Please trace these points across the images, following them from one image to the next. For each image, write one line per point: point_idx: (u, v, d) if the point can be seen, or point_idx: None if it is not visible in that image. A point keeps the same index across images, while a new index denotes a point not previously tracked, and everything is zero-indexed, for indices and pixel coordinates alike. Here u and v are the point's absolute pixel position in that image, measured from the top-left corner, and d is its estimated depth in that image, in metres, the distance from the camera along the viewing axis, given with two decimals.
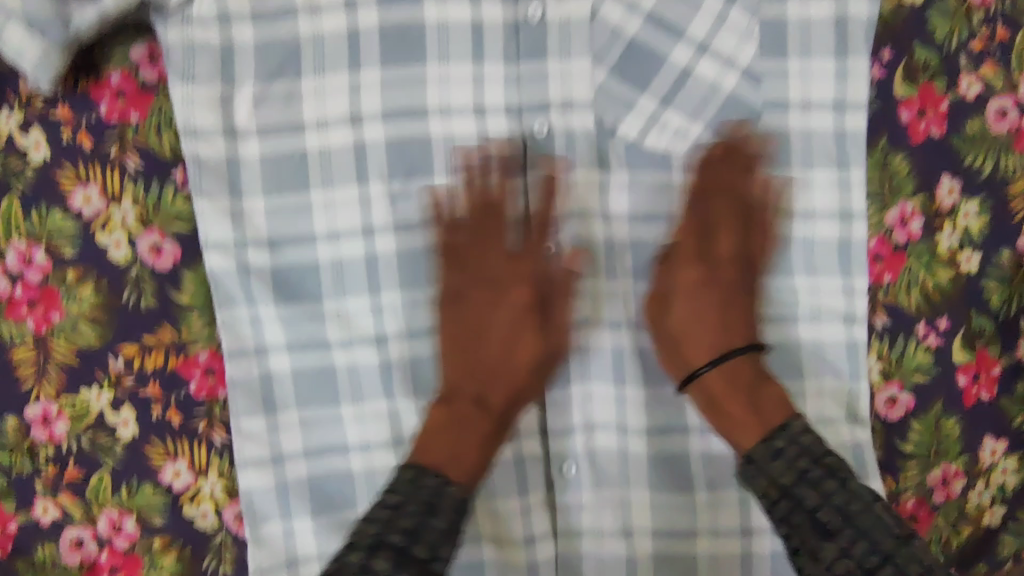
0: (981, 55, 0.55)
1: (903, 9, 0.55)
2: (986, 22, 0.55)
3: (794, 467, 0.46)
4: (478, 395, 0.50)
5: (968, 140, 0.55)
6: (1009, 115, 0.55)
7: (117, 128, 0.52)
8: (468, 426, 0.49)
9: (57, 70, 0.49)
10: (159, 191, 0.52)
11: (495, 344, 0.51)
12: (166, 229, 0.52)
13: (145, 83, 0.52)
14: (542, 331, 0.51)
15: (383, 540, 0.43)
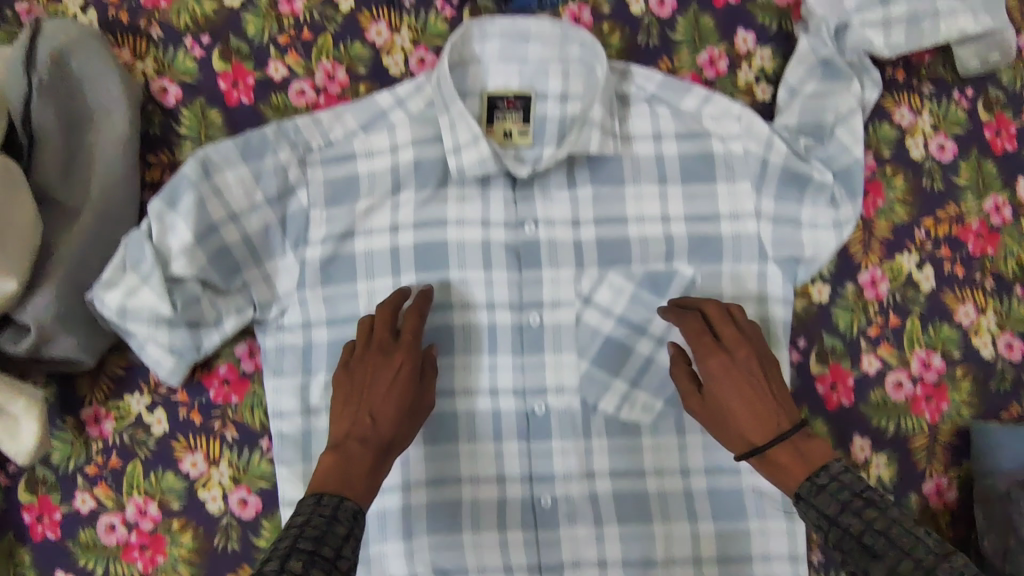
0: (935, 144, 0.79)
1: (897, 176, 0.78)
2: (931, 225, 0.78)
3: (841, 499, 0.58)
4: (359, 444, 0.61)
5: (757, 6, 0.79)
6: (964, 209, 0.78)
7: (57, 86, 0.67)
8: (357, 461, 0.60)
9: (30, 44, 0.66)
10: (61, 74, 0.67)
11: (386, 419, 0.62)
12: (82, 70, 0.68)
13: (166, 106, 0.75)
14: (403, 439, 0.64)
15: (296, 550, 0.52)
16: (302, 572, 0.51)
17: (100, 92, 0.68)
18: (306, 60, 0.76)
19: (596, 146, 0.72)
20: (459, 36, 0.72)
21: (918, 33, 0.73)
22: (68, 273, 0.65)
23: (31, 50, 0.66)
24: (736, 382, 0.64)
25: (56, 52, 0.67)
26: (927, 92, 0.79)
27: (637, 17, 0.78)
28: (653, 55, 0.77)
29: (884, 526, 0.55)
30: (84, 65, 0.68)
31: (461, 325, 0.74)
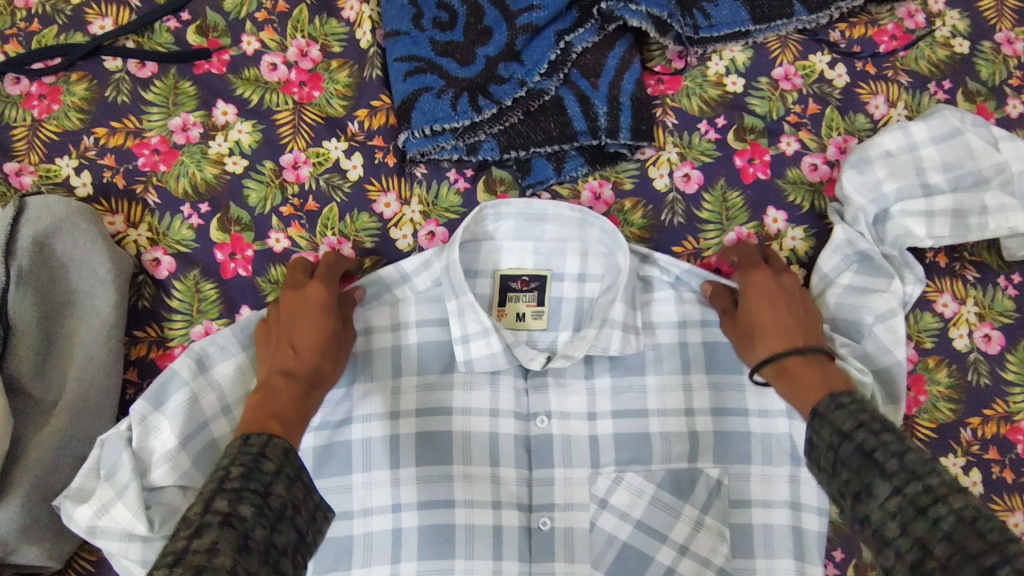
0: (983, 332, 0.72)
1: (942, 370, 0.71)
2: (986, 425, 0.70)
3: (855, 415, 0.52)
4: (282, 377, 0.59)
5: (788, 181, 0.74)
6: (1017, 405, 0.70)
7: (47, 277, 0.63)
8: (283, 393, 0.58)
9: (18, 227, 0.62)
10: (57, 254, 0.63)
11: (309, 348, 0.61)
12: (74, 251, 0.64)
13: (159, 279, 0.70)
14: (319, 386, 0.61)
15: (226, 494, 0.45)
16: (230, 510, 0.44)
17: (91, 275, 0.64)
18: (310, 233, 0.72)
19: (617, 348, 0.66)
20: (473, 218, 0.67)
21: (963, 228, 0.69)
22: (37, 481, 0.59)
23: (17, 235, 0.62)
24: (772, 333, 0.62)
25: (44, 237, 0.63)
26: (975, 276, 0.73)
27: (661, 192, 0.73)
28: (676, 233, 0.73)
29: (902, 449, 0.48)
30: (74, 249, 0.64)
31: (464, 522, 0.65)
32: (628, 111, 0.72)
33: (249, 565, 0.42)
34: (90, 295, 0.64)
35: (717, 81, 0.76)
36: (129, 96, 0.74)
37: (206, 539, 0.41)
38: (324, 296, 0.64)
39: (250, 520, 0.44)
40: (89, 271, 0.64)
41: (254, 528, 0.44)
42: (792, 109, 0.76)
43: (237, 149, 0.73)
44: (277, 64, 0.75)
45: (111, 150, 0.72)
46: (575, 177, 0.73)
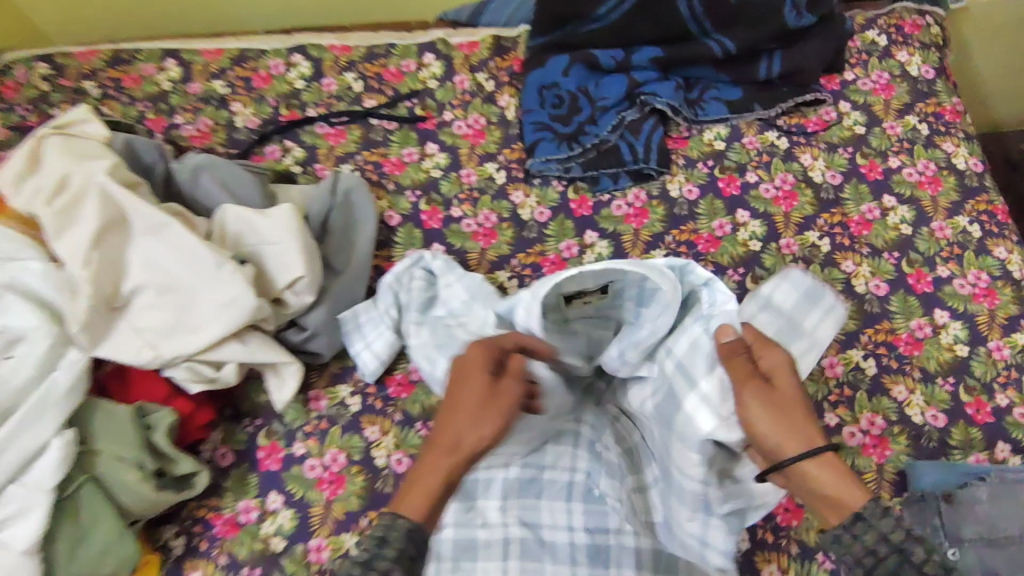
0: (873, 282, 1.19)
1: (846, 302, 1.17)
2: (876, 335, 1.15)
3: (880, 514, 0.75)
4: (447, 460, 0.87)
5: (752, 196, 1.27)
6: (896, 324, 1.16)
7: (345, 210, 1.19)
8: (436, 473, 0.86)
9: (334, 185, 1.20)
10: (348, 199, 1.20)
11: (467, 420, 0.89)
12: (358, 199, 1.20)
13: (390, 224, 1.27)
14: (467, 442, 0.88)
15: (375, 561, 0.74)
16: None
17: (363, 212, 1.20)
18: (474, 208, 1.28)
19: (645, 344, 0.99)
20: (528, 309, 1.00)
21: (813, 302, 1.06)
22: (332, 305, 1.12)
23: (334, 188, 1.20)
24: (787, 423, 0.86)
25: (345, 190, 1.20)
26: (867, 252, 1.22)
27: (675, 198, 1.27)
28: (684, 219, 1.25)
29: (902, 540, 0.72)
30: (357, 197, 1.20)
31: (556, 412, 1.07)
32: (656, 152, 1.28)
33: None
34: (361, 220, 1.19)
35: (710, 142, 1.32)
36: (381, 136, 1.35)
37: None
38: (515, 377, 0.93)
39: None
40: (362, 209, 1.20)
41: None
42: (754, 159, 1.30)
43: (437, 165, 1.32)
44: (462, 125, 1.35)
45: (370, 162, 1.32)
46: (624, 187, 1.28)
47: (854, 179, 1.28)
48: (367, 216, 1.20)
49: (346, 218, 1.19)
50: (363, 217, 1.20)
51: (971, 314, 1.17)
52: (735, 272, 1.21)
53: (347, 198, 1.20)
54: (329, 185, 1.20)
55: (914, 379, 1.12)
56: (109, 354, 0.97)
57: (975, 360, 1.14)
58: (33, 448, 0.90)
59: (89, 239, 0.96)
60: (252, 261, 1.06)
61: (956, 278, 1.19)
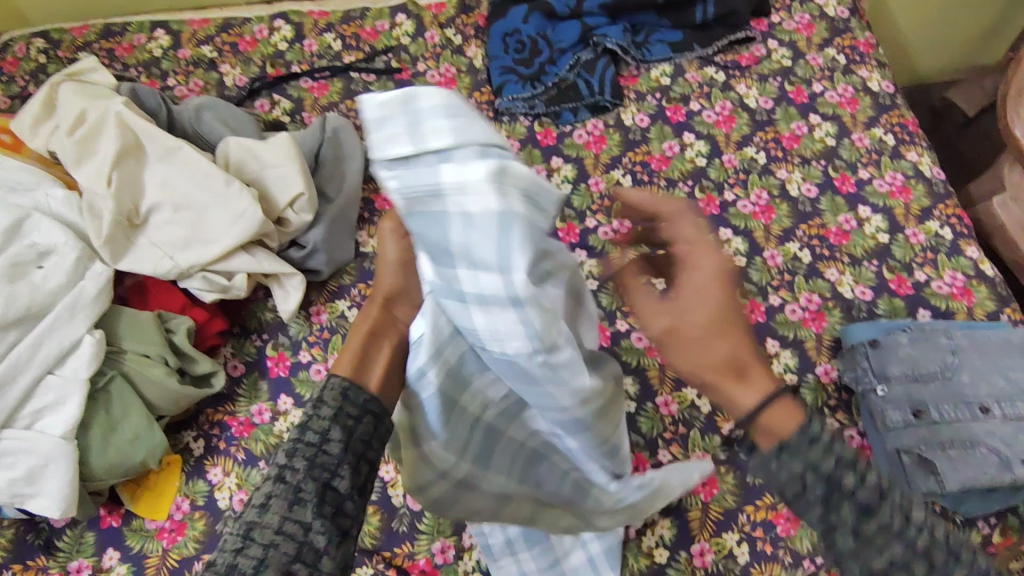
0: (805, 185, 1.36)
1: (782, 203, 1.34)
2: (809, 228, 1.31)
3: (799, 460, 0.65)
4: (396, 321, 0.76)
5: (696, 122, 1.43)
6: (826, 218, 1.32)
7: (334, 146, 1.32)
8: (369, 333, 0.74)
9: (321, 124, 1.33)
10: (335, 136, 1.33)
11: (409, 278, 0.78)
12: (345, 137, 1.33)
13: (374, 160, 1.39)
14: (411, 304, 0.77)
15: (296, 465, 0.58)
16: (287, 465, 0.59)
17: (349, 146, 1.33)
18: None
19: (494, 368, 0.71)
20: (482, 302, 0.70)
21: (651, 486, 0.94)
22: (329, 225, 1.23)
23: (321, 126, 1.32)
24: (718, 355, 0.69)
25: (332, 129, 1.33)
26: (798, 161, 1.38)
27: (628, 125, 1.43)
28: (638, 143, 1.41)
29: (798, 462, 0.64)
30: (343, 134, 1.33)
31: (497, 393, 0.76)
32: (610, 86, 1.44)
33: (299, 513, 0.55)
34: (349, 155, 1.32)
35: (657, 78, 1.48)
36: (361, 86, 1.48)
37: (262, 494, 0.57)
38: None
39: (310, 511, 0.56)
40: (348, 145, 1.33)
41: (305, 480, 0.58)
42: (696, 91, 1.47)
43: None
44: (434, 74, 1.49)
45: (353, 109, 1.45)
46: (583, 119, 1.43)
47: (784, 103, 1.45)
48: (353, 150, 1.33)
49: (335, 152, 1.32)
50: (350, 152, 1.33)
51: (890, 208, 1.33)
52: (685, 185, 1.36)
53: (335, 135, 1.33)
54: (316, 125, 1.32)
55: (844, 262, 1.27)
56: (131, 267, 1.07)
57: (896, 246, 1.29)
58: (69, 343, 1.00)
59: (109, 161, 1.09)
60: (255, 186, 1.18)
61: (875, 179, 1.36)
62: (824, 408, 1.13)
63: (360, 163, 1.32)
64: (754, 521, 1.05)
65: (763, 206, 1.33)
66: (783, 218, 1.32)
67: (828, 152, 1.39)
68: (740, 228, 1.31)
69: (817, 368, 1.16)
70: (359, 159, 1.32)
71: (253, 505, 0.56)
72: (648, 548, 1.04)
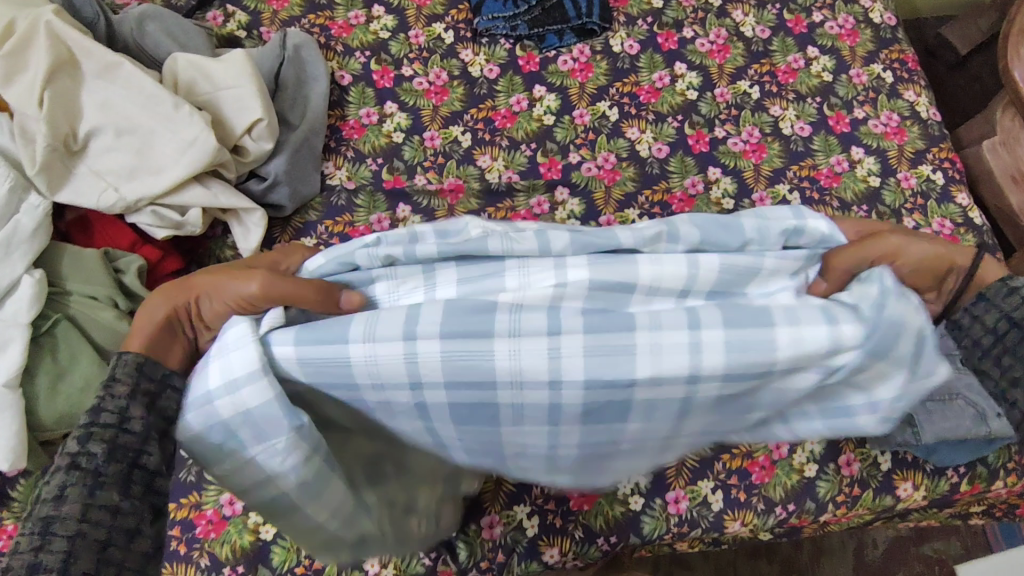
0: (798, 122, 1.29)
1: (775, 142, 1.27)
2: (801, 168, 1.25)
3: None
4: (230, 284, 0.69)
5: (688, 51, 1.34)
6: (817, 158, 1.26)
7: (297, 66, 1.20)
8: (206, 306, 0.70)
9: (282, 38, 1.20)
10: (298, 55, 1.21)
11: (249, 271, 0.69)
12: (309, 57, 1.22)
13: (341, 83, 1.28)
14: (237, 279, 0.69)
15: (119, 438, 0.59)
16: (82, 450, 0.57)
17: (314, 67, 1.21)
18: (424, 67, 1.30)
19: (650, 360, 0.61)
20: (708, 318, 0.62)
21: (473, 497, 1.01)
22: (291, 156, 1.13)
23: (283, 42, 1.20)
24: (928, 268, 0.76)
25: (295, 46, 1.21)
26: (793, 96, 1.31)
27: (616, 53, 1.33)
28: (626, 71, 1.32)
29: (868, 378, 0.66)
30: (306, 51, 1.21)
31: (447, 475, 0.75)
32: (598, 7, 1.33)
33: (100, 508, 0.55)
34: (313, 77, 1.21)
35: (648, 1, 1.38)
36: (327, 0, 1.35)
37: (55, 486, 0.55)
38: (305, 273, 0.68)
39: (117, 493, 0.57)
40: (311, 65, 1.21)
41: (104, 466, 0.57)
42: (690, 16, 1.37)
43: (385, 26, 1.33)
44: None
45: (317, 25, 1.32)
46: (569, 44, 1.33)
47: (782, 33, 1.37)
48: (319, 71, 1.21)
49: (299, 73, 1.20)
50: (314, 73, 1.21)
51: (883, 149, 1.27)
52: (675, 119, 1.29)
53: (297, 53, 1.21)
54: (278, 41, 1.20)
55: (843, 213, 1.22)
56: (71, 198, 0.97)
57: (886, 190, 1.24)
58: (5, 285, 0.91)
59: (41, 78, 0.95)
60: (209, 110, 1.06)
61: (871, 118, 1.30)
62: None
63: (324, 86, 1.21)
64: (730, 469, 1.04)
65: (754, 144, 1.27)
66: (774, 156, 1.26)
67: (823, 88, 1.32)
68: (728, 167, 1.25)
69: None
70: (325, 82, 1.21)
71: (47, 496, 0.55)
72: (622, 495, 1.03)
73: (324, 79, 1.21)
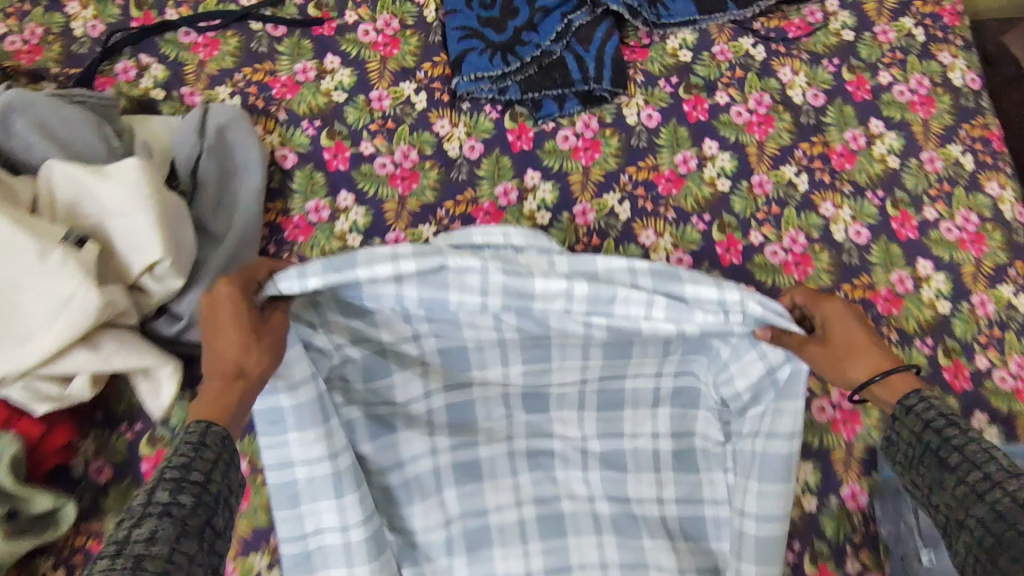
0: (854, 223, 1.04)
1: (824, 251, 1.03)
2: (854, 287, 1.01)
3: None
4: (218, 362, 0.71)
5: (721, 123, 1.07)
6: (874, 273, 1.02)
7: (220, 152, 0.94)
8: (223, 395, 0.69)
9: (201, 115, 0.93)
10: (222, 137, 0.94)
11: (226, 348, 0.71)
12: (237, 139, 0.95)
13: (284, 167, 1.02)
14: (248, 386, 0.72)
15: (183, 497, 0.59)
16: (169, 501, 0.58)
17: (246, 153, 0.95)
18: (389, 143, 1.03)
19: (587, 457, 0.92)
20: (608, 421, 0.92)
21: None
22: (211, 283, 0.89)
23: (203, 120, 0.93)
24: (852, 354, 0.77)
25: (219, 125, 0.94)
26: (849, 187, 1.05)
27: (631, 125, 1.06)
28: (643, 150, 1.05)
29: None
30: (235, 132, 0.95)
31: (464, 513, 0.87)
32: (609, 67, 1.05)
33: (187, 549, 0.56)
34: (244, 166, 0.95)
35: (673, 53, 1.10)
36: (266, 48, 1.06)
37: (144, 531, 0.55)
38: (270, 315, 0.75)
39: (194, 546, 0.57)
40: (242, 150, 0.95)
41: (190, 516, 0.58)
42: (725, 74, 1.09)
43: (341, 85, 1.05)
44: (369, 32, 1.08)
45: (254, 83, 1.04)
46: (571, 113, 1.06)
47: (839, 99, 1.09)
48: (252, 158, 0.95)
49: (226, 163, 0.94)
50: (246, 160, 0.95)
51: (956, 263, 1.04)
52: (701, 219, 1.03)
53: (223, 135, 0.94)
54: (196, 120, 0.93)
55: (902, 350, 0.99)
56: None
57: (957, 318, 1.01)
58: None
59: None
60: (96, 238, 0.82)
61: (943, 220, 1.05)
62: (847, 544, 0.92)
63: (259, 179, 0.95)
64: None
65: (798, 254, 1.02)
66: (822, 269, 1.02)
67: (885, 177, 1.06)
68: (764, 284, 1.00)
69: (843, 490, 0.94)
70: (259, 173, 0.95)
71: (135, 542, 0.54)
72: None
73: (258, 168, 0.95)
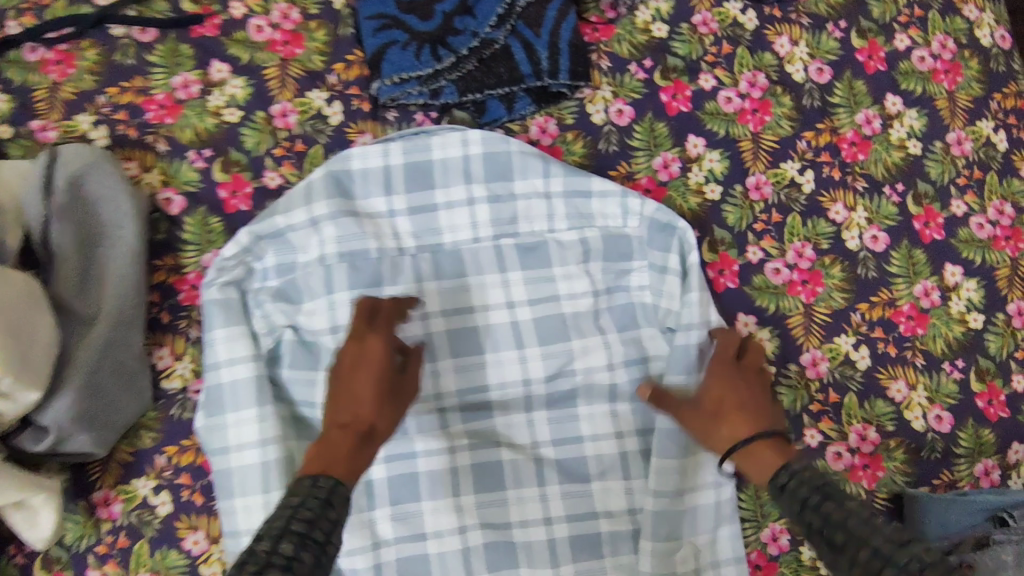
0: (871, 226, 0.87)
1: (837, 263, 0.85)
2: (873, 305, 0.85)
3: None
4: (354, 415, 0.63)
5: (707, 112, 0.87)
6: (896, 285, 0.86)
7: (81, 209, 0.75)
8: (338, 445, 0.61)
9: (49, 164, 0.74)
10: (80, 188, 0.75)
11: (361, 399, 0.64)
12: (103, 189, 0.76)
13: (171, 213, 0.81)
14: (355, 405, 0.64)
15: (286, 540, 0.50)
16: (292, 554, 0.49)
17: (116, 207, 0.76)
18: (300, 171, 0.83)
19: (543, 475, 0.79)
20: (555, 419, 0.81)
21: None
22: (84, 380, 0.71)
23: (53, 170, 0.74)
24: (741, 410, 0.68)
25: (76, 175, 0.75)
26: (863, 182, 0.88)
27: (598, 125, 0.86)
28: (614, 154, 0.86)
29: None
30: (98, 180, 0.76)
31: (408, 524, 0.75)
32: (567, 54, 0.84)
33: None
34: (115, 223, 0.76)
35: (644, 28, 0.89)
36: (134, 59, 0.84)
37: None
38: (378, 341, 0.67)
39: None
40: (110, 203, 0.76)
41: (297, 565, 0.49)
42: (708, 51, 0.89)
43: (234, 100, 0.84)
44: (263, 28, 0.86)
45: (121, 106, 0.82)
46: (524, 114, 0.85)
47: (847, 72, 0.90)
48: (124, 211, 0.76)
49: (91, 222, 0.75)
50: (117, 216, 0.76)
51: (989, 266, 0.88)
52: None
53: (82, 185, 0.75)
54: (42, 171, 0.74)
55: (931, 379, 0.84)
56: None
57: (991, 332, 0.87)
58: None
59: None
60: None
61: (973, 216, 0.89)
62: None
63: (135, 236, 0.76)
64: None
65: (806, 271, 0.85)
66: (835, 286, 0.85)
67: (904, 167, 0.89)
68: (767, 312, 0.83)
69: None
70: (134, 229, 0.76)
71: None
72: None
73: (132, 224, 0.76)
